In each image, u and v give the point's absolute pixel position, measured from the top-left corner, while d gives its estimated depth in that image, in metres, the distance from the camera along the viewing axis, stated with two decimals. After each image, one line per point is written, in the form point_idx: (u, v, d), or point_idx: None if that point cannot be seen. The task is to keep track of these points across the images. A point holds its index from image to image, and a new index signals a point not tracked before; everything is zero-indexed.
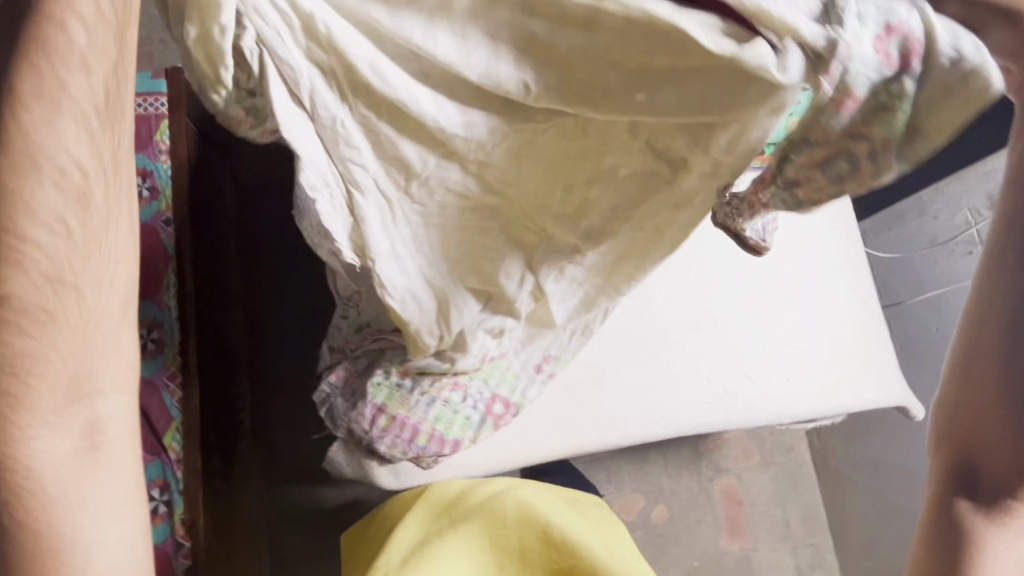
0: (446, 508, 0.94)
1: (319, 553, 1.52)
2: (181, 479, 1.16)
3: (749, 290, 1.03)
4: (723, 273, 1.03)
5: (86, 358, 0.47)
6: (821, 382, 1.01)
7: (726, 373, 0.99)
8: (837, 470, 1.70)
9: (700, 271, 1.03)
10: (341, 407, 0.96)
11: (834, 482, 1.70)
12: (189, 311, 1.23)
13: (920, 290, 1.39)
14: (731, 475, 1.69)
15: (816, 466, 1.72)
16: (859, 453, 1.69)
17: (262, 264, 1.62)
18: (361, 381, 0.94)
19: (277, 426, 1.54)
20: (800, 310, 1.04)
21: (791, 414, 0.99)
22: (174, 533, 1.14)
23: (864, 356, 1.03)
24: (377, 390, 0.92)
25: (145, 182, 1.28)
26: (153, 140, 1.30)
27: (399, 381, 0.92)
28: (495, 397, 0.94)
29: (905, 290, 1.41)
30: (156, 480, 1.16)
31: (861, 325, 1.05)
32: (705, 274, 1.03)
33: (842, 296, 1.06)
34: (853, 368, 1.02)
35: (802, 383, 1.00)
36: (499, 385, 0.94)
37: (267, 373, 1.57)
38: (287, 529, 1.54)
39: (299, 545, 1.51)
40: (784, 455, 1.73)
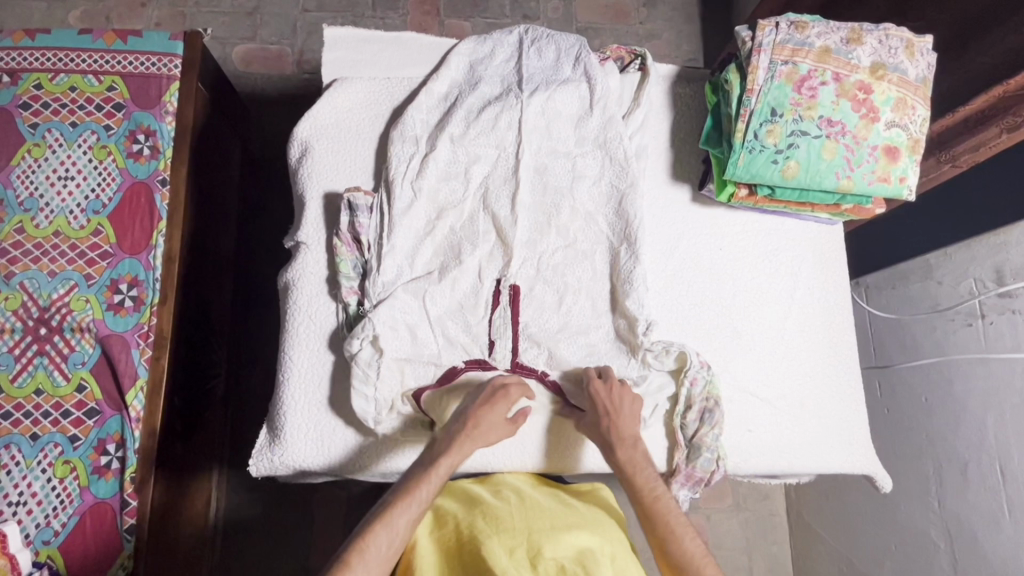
0: (455, 505, 0.84)
1: (267, 530, 1.47)
2: (138, 436, 1.13)
3: (724, 332, 0.99)
4: (700, 309, 1.00)
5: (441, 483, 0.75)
6: (783, 441, 0.97)
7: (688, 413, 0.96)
8: (808, 524, 1.55)
9: (674, 303, 1.00)
10: (308, 337, 0.93)
11: (803, 535, 1.56)
12: (172, 272, 1.20)
13: (914, 356, 1.26)
14: (700, 514, 1.60)
15: (789, 518, 1.62)
16: (829, 512, 1.49)
17: (254, 233, 1.60)
18: (336, 315, 0.94)
19: (254, 398, 1.53)
20: (773, 362, 1.00)
21: (750, 467, 0.95)
22: (122, 490, 1.11)
23: (836, 420, 0.99)
24: (346, 319, 0.92)
25: (146, 140, 1.26)
26: (161, 100, 1.28)
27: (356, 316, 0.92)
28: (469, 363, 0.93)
29: (898, 353, 1.30)
30: (114, 436, 1.13)
31: (836, 384, 1.01)
32: (679, 307, 1.00)
33: (822, 351, 1.02)
34: (819, 430, 0.98)
35: (763, 437, 0.96)
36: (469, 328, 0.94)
37: (247, 344, 1.54)
38: (232, 500, 1.47)
39: (253, 519, 1.47)
40: (758, 502, 1.64)
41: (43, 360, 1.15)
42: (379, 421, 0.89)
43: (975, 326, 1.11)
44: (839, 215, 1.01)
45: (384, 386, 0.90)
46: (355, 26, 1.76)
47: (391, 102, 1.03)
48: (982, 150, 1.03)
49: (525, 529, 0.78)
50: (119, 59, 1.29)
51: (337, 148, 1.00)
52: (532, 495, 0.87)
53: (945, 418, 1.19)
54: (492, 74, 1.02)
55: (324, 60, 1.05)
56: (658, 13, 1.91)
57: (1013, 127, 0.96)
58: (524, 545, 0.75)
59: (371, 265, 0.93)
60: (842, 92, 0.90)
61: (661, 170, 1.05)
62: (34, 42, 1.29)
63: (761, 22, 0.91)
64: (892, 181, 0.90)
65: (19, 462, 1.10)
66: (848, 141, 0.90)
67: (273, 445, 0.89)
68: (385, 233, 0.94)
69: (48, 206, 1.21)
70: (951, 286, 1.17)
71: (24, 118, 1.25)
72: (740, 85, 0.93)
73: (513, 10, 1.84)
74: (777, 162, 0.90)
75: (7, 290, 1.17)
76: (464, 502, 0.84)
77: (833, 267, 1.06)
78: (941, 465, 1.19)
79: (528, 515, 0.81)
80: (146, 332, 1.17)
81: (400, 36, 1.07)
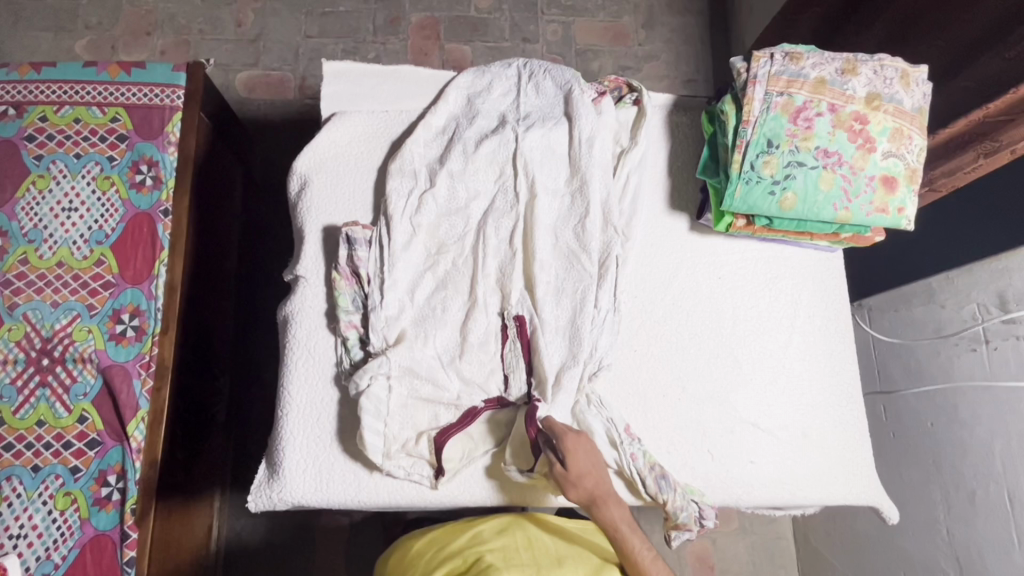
0: (459, 542, 0.86)
1: (269, 558, 1.46)
2: (139, 468, 1.13)
3: (724, 361, 0.99)
4: (699, 339, 1.00)
5: None
6: (786, 472, 0.96)
7: (687, 446, 0.95)
8: (815, 548, 1.53)
9: (675, 331, 0.99)
10: (310, 372, 0.93)
11: (810, 559, 1.54)
12: (173, 302, 1.21)
13: (919, 381, 1.24)
14: (705, 538, 1.58)
15: (796, 542, 1.60)
16: (836, 538, 1.46)
17: (256, 259, 1.61)
18: (338, 350, 0.93)
19: (256, 424, 1.53)
20: (776, 389, 0.99)
21: (752, 499, 0.94)
22: (122, 522, 1.10)
23: (839, 449, 0.98)
24: (349, 355, 0.92)
25: (149, 170, 1.27)
26: (164, 130, 1.29)
27: (361, 352, 0.92)
28: (475, 408, 0.92)
29: (903, 377, 1.28)
30: (115, 467, 1.13)
31: (839, 413, 1.00)
32: (677, 335, 0.99)
33: (824, 379, 1.01)
34: (821, 460, 0.97)
35: (765, 469, 0.95)
36: (469, 362, 0.94)
37: (249, 371, 1.55)
38: (234, 528, 1.46)
39: (256, 547, 1.46)
40: (764, 525, 1.62)
41: (45, 391, 1.15)
42: (388, 456, 0.88)
43: (980, 352, 1.10)
44: (838, 242, 1.00)
45: (394, 422, 0.89)
46: (356, 53, 1.78)
47: (389, 135, 1.03)
48: (960, 174, 1.10)
49: (532, 564, 0.80)
50: (123, 91, 1.31)
51: (337, 180, 1.01)
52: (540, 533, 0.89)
53: (952, 443, 1.17)
54: (491, 108, 1.03)
55: (322, 93, 1.06)
56: (657, 35, 1.93)
57: (990, 152, 1.03)
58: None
59: (376, 301, 0.93)
60: (838, 122, 0.90)
61: (658, 198, 1.05)
62: (39, 75, 1.31)
63: (756, 53, 0.91)
64: (890, 212, 0.90)
65: (21, 494, 1.10)
66: (846, 172, 0.90)
67: (272, 480, 0.89)
68: (384, 267, 0.94)
69: (51, 238, 1.22)
70: (953, 311, 1.16)
71: (30, 150, 1.26)
72: (736, 116, 0.93)
73: (513, 34, 1.86)
74: (774, 193, 0.90)
75: (10, 322, 1.18)
76: (470, 538, 0.86)
77: (833, 295, 1.05)
78: (949, 491, 1.17)
79: (534, 552, 0.83)
80: (147, 363, 1.17)
81: (398, 70, 1.08)
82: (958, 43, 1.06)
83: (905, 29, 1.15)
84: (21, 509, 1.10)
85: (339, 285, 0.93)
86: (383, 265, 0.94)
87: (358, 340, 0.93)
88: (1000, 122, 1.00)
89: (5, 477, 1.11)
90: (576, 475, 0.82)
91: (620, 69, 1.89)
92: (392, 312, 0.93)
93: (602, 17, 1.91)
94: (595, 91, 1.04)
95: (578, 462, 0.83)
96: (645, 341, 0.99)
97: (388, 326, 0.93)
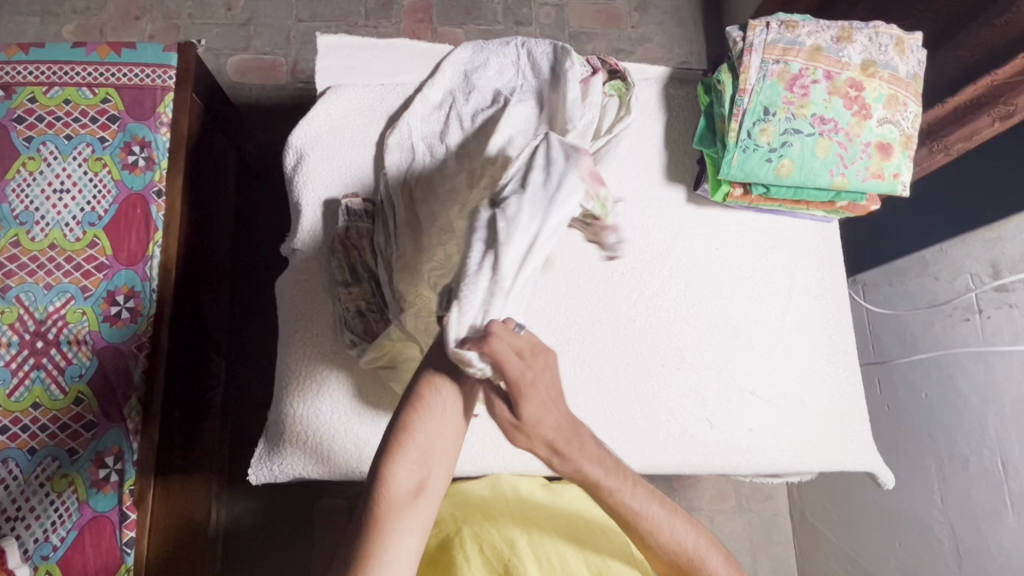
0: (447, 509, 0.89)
1: (268, 541, 1.46)
2: (137, 448, 1.12)
3: (722, 330, 1.00)
4: (622, 335, 0.97)
5: (430, 450, 0.63)
6: (784, 440, 0.97)
7: (687, 413, 0.95)
8: (811, 523, 1.55)
9: (605, 324, 0.97)
10: (312, 346, 0.93)
11: (807, 534, 1.55)
12: (168, 283, 1.20)
13: (913, 352, 1.26)
14: (704, 516, 1.59)
15: (792, 518, 1.61)
16: (832, 512, 1.48)
17: (250, 243, 1.60)
18: (342, 322, 0.92)
19: (252, 407, 1.52)
20: (774, 358, 1.00)
21: (750, 466, 0.95)
22: (121, 503, 1.10)
23: (835, 417, 0.99)
24: (354, 327, 0.91)
25: (141, 151, 1.26)
26: (156, 111, 1.28)
27: (365, 322, 0.91)
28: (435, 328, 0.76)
29: (897, 348, 1.30)
30: (112, 449, 1.12)
31: (836, 381, 1.01)
32: (593, 330, 0.97)
33: (822, 349, 1.02)
34: (818, 428, 0.98)
35: (765, 436, 0.96)
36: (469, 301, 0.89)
37: (246, 355, 1.54)
38: (233, 511, 1.46)
39: (254, 529, 1.46)
40: (761, 502, 1.63)
41: (40, 373, 1.14)
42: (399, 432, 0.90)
43: (974, 321, 1.11)
44: (834, 212, 1.01)
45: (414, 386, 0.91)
46: (348, 35, 1.77)
47: (383, 110, 1.03)
48: (976, 139, 1.05)
49: (520, 525, 0.85)
50: (113, 72, 1.29)
51: (330, 155, 1.00)
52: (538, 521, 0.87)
53: (944, 411, 1.19)
54: (487, 84, 1.02)
55: (317, 68, 1.06)
56: (650, 17, 1.92)
57: (1005, 117, 0.98)
58: (523, 535, 0.83)
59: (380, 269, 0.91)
60: (834, 89, 0.90)
61: (655, 171, 1.05)
62: (28, 56, 1.29)
63: (751, 22, 0.92)
64: (885, 177, 0.91)
65: (17, 477, 1.09)
66: (842, 138, 0.90)
67: (273, 453, 0.90)
68: (386, 235, 0.92)
69: (44, 219, 1.21)
70: (947, 281, 1.17)
71: (19, 132, 1.25)
72: (732, 85, 0.93)
73: (505, 17, 1.85)
74: (771, 160, 0.91)
75: (3, 304, 1.16)
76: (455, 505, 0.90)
77: (829, 265, 1.06)
78: (944, 460, 1.18)
79: (518, 513, 0.88)
80: (143, 343, 1.16)
81: (394, 44, 1.08)
82: (949, 16, 1.07)
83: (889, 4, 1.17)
84: (18, 492, 1.09)
85: (342, 261, 0.94)
86: (387, 234, 0.92)
87: (361, 310, 0.91)
88: (1012, 85, 0.95)
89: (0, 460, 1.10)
90: (531, 426, 0.64)
91: (613, 51, 1.88)
92: (391, 277, 0.90)
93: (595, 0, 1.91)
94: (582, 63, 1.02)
95: (529, 410, 0.64)
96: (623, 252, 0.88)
97: (391, 294, 0.90)
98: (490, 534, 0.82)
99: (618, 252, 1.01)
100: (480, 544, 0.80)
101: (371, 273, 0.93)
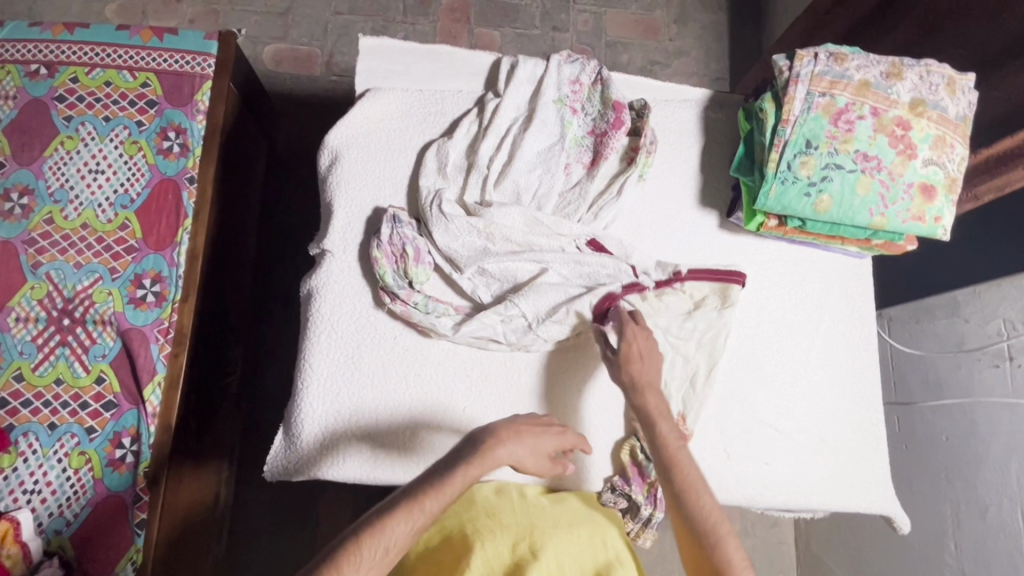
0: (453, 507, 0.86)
1: (271, 529, 1.47)
2: (154, 432, 1.14)
3: (746, 361, 0.99)
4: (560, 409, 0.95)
5: None
6: (801, 476, 0.96)
7: (704, 440, 0.95)
8: (816, 555, 1.52)
9: (539, 392, 0.95)
10: (338, 347, 0.93)
11: (811, 565, 1.53)
12: (195, 270, 1.21)
13: (937, 394, 1.24)
14: None
15: (796, 547, 1.58)
16: (841, 545, 1.46)
17: (274, 233, 1.61)
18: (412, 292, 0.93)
19: (267, 396, 1.53)
20: (798, 392, 0.99)
21: (766, 500, 0.94)
22: (135, 485, 1.11)
23: (852, 455, 0.98)
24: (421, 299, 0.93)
25: (176, 137, 1.27)
26: (193, 98, 1.29)
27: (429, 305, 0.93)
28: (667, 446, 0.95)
29: (920, 390, 1.28)
30: (130, 430, 1.14)
31: (859, 420, 1.00)
32: (524, 403, 0.95)
33: (846, 386, 1.01)
34: (837, 467, 0.97)
35: (781, 470, 0.95)
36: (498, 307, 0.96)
37: (264, 344, 1.55)
38: (241, 498, 1.48)
39: (259, 516, 1.48)
40: (766, 529, 1.60)
41: (65, 350, 1.16)
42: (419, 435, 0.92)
43: (1002, 368, 1.09)
44: (868, 249, 1.00)
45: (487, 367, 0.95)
46: (385, 31, 1.77)
47: (418, 114, 1.03)
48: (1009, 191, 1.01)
49: (527, 525, 0.82)
50: (154, 56, 1.31)
51: (366, 154, 1.00)
52: (544, 517, 0.85)
53: (964, 454, 1.17)
54: (520, 97, 1.02)
55: (358, 69, 1.06)
56: (688, 30, 1.90)
57: None
58: (528, 538, 0.80)
59: (438, 253, 0.96)
60: (880, 126, 0.89)
61: (688, 196, 1.04)
62: (72, 36, 1.31)
63: (799, 52, 0.90)
64: (926, 220, 0.89)
65: (36, 451, 1.11)
66: (884, 177, 0.88)
67: (290, 450, 0.90)
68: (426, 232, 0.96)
69: (78, 199, 1.23)
70: (978, 325, 1.14)
71: (60, 110, 1.26)
72: (776, 114, 0.91)
73: (543, 22, 1.84)
74: (810, 195, 0.90)
75: (33, 280, 1.18)
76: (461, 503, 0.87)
77: (860, 302, 1.04)
78: (960, 507, 1.16)
79: (530, 513, 0.85)
80: (166, 328, 1.18)
81: (434, 50, 1.08)
82: (990, 50, 1.05)
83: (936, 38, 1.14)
84: (36, 466, 1.11)
85: (392, 249, 0.94)
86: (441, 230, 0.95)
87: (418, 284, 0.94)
88: None
89: (21, 433, 1.12)
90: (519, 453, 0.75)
91: (649, 63, 1.87)
92: (444, 256, 0.96)
93: (634, 10, 1.89)
94: (615, 108, 1.00)
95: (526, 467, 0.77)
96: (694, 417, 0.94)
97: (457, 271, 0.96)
98: (493, 535, 0.80)
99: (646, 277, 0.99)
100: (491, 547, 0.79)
101: (408, 250, 0.94)
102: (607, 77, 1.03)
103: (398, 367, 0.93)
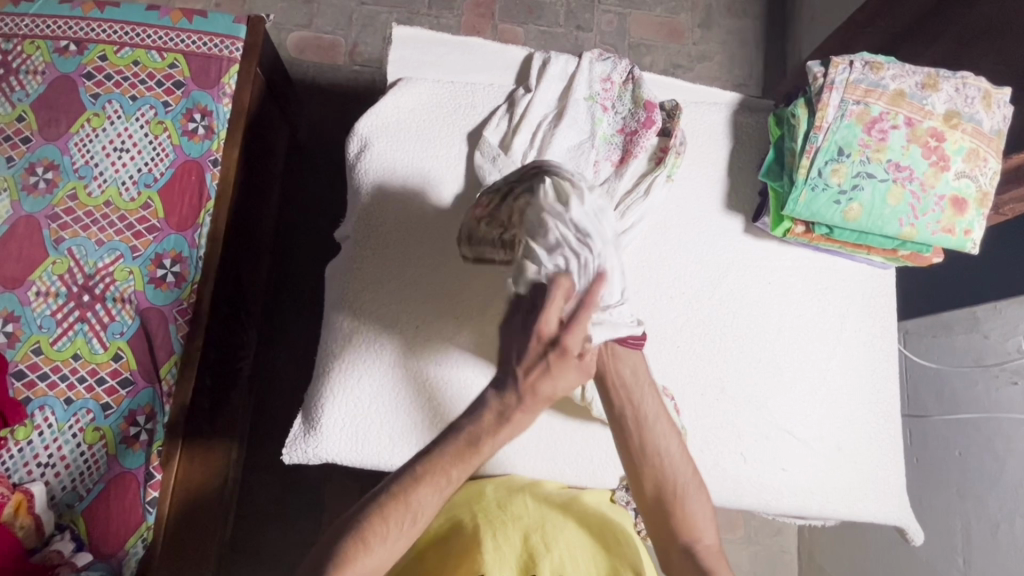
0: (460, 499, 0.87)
1: (278, 513, 1.48)
2: (168, 411, 1.14)
3: (765, 367, 0.98)
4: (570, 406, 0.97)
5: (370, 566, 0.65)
6: (815, 483, 0.95)
7: (722, 444, 0.94)
8: (820, 565, 1.52)
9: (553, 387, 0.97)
10: (360, 333, 0.93)
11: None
12: (215, 252, 1.22)
13: (952, 410, 1.23)
14: None
15: (800, 557, 1.58)
16: (846, 556, 1.45)
17: (293, 220, 1.62)
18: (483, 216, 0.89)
19: (278, 381, 1.54)
20: (816, 399, 0.99)
21: (780, 506, 0.93)
22: (148, 462, 1.11)
23: (866, 465, 0.98)
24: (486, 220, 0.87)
25: (202, 119, 1.27)
26: (220, 81, 1.29)
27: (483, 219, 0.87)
28: None
29: (935, 404, 1.28)
30: (144, 408, 1.14)
31: (875, 430, 1.00)
32: None
33: (864, 395, 1.01)
34: (851, 476, 0.97)
35: (797, 477, 0.95)
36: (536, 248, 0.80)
37: (277, 329, 1.56)
38: (248, 481, 1.48)
39: (265, 500, 1.48)
40: (769, 537, 1.60)
41: (83, 326, 1.16)
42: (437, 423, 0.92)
43: (1021, 385, 1.08)
44: (893, 259, 1.00)
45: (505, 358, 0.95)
46: (409, 23, 1.77)
47: (448, 106, 1.03)
48: None
49: (538, 517, 0.82)
50: (184, 38, 1.31)
51: (394, 142, 1.00)
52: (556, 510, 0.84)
53: (978, 470, 1.16)
54: (551, 92, 1.02)
55: (389, 58, 1.06)
56: (712, 35, 1.90)
57: None
58: (539, 530, 0.80)
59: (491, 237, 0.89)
60: (913, 137, 0.88)
61: (714, 199, 1.04)
62: (103, 14, 1.31)
63: (835, 58, 0.90)
64: (956, 233, 0.89)
65: (52, 424, 1.12)
66: (915, 188, 0.88)
67: (309, 435, 0.90)
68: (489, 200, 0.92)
69: (102, 176, 1.23)
70: (997, 341, 1.14)
71: (87, 88, 1.27)
72: (808, 121, 0.91)
73: (567, 21, 1.84)
74: (840, 203, 0.89)
75: (55, 255, 1.19)
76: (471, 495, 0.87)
77: (882, 313, 1.04)
78: (971, 522, 1.16)
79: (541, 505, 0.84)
80: (185, 308, 1.18)
81: (465, 43, 1.08)
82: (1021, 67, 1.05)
83: (967, 53, 1.14)
84: (50, 440, 1.11)
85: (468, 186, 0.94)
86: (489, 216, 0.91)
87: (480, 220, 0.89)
88: None
89: (37, 406, 1.12)
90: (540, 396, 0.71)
91: (671, 67, 1.87)
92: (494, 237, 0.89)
93: (658, 12, 1.89)
94: (645, 108, 1.00)
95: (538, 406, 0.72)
96: (711, 418, 0.94)
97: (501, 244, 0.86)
98: (504, 526, 0.80)
99: (669, 278, 0.99)
100: (501, 537, 0.79)
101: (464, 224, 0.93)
102: (638, 77, 1.03)
103: (422, 353, 0.94)
